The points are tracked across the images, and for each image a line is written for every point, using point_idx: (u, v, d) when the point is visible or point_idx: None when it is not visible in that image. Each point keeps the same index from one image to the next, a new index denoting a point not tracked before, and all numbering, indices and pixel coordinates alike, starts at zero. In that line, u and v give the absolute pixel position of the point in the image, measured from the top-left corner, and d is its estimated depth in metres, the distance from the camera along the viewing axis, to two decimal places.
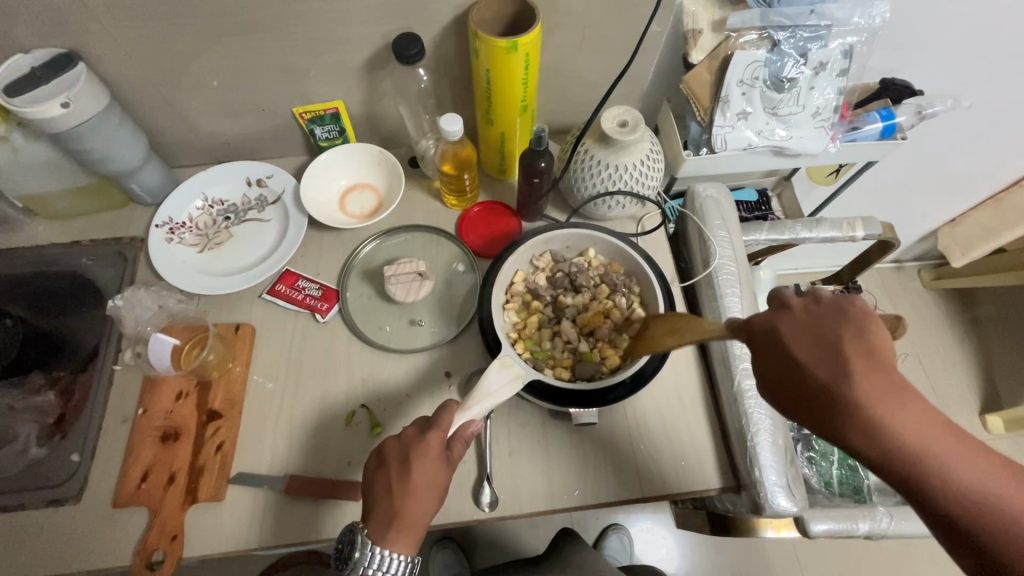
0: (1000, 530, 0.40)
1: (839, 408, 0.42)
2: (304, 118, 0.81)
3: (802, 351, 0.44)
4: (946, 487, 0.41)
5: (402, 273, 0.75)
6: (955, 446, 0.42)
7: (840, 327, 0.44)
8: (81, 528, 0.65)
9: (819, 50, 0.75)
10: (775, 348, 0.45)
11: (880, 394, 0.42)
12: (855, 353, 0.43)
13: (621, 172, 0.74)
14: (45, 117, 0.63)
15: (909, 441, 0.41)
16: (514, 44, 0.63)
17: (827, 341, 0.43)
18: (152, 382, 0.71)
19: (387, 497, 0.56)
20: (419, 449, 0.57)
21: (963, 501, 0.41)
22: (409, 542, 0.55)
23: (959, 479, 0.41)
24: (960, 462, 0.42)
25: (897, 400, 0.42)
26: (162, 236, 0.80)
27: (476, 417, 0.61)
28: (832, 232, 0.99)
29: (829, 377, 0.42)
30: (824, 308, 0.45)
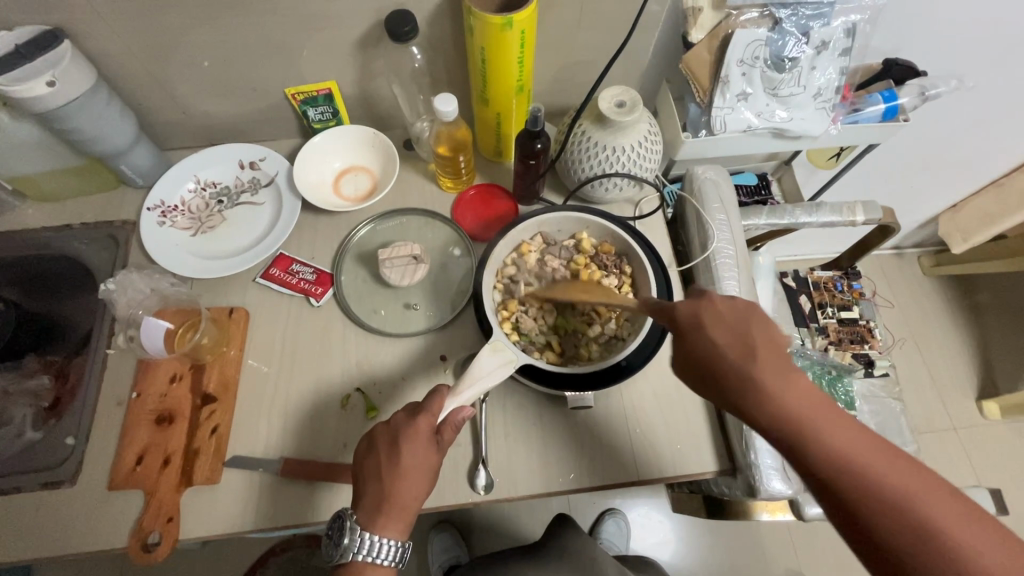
0: (892, 515, 0.42)
1: (741, 385, 0.47)
2: (297, 98, 0.80)
3: (719, 336, 0.48)
4: (846, 473, 0.44)
5: (397, 256, 0.75)
6: (852, 434, 0.46)
7: (751, 320, 0.48)
8: (76, 510, 0.65)
9: (821, 29, 0.73)
10: (694, 333, 0.49)
11: (777, 379, 0.47)
12: (760, 340, 0.48)
13: (618, 154, 0.73)
14: (31, 97, 0.62)
15: (804, 422, 0.46)
16: (509, 21, 0.62)
17: (738, 330, 0.48)
18: (146, 365, 0.71)
19: (377, 481, 0.56)
20: (407, 434, 0.56)
21: (859, 489, 0.44)
22: (400, 526, 0.55)
23: (857, 467, 0.44)
24: (852, 448, 0.45)
25: (791, 381, 0.47)
26: (155, 219, 0.79)
27: (465, 401, 0.60)
28: (832, 216, 0.98)
29: (736, 358, 0.47)
30: (734, 300, 0.50)
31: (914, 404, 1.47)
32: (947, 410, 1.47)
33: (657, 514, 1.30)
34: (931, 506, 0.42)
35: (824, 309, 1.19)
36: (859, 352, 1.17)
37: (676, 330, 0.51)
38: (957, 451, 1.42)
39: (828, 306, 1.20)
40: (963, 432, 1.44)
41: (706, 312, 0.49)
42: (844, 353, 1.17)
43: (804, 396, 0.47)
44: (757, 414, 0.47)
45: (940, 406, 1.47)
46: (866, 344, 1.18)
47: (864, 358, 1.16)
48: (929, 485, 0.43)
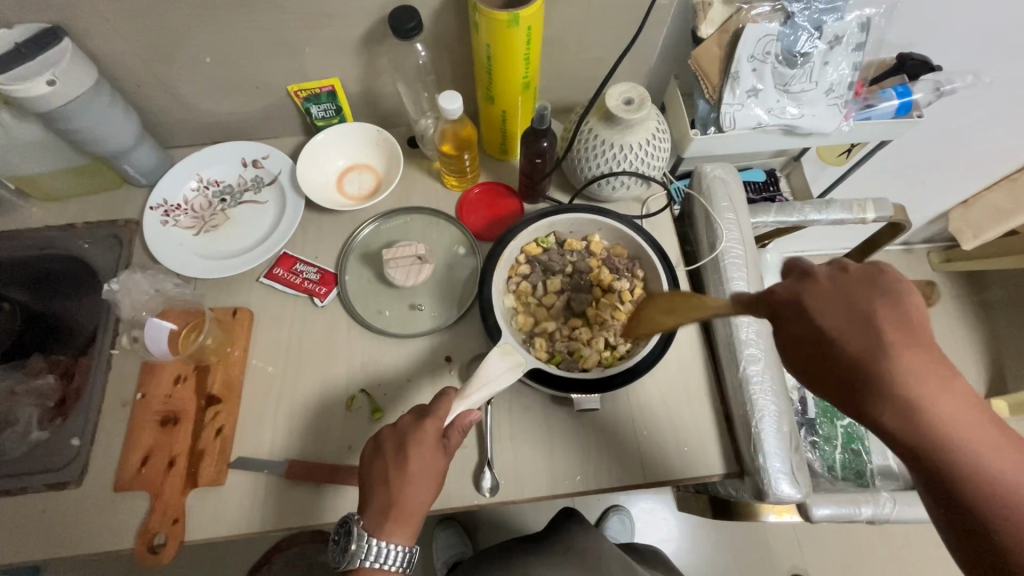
0: (1002, 500, 0.40)
1: (871, 384, 0.40)
2: (299, 96, 0.79)
3: (831, 324, 0.40)
4: (961, 465, 0.41)
5: (402, 256, 0.74)
6: (973, 415, 0.41)
7: (863, 296, 0.41)
8: (82, 511, 0.65)
9: (834, 23, 0.71)
10: (796, 322, 0.41)
11: (916, 375, 0.40)
12: (881, 318, 0.40)
13: (626, 152, 0.72)
14: (32, 97, 0.61)
15: (938, 418, 0.40)
16: (515, 17, 0.60)
17: (853, 313, 0.40)
18: (151, 367, 0.71)
19: (384, 485, 0.55)
20: (415, 438, 0.56)
21: (973, 478, 0.41)
22: (406, 531, 0.55)
23: (972, 452, 0.41)
24: (969, 431, 0.41)
25: (926, 372, 0.40)
26: (158, 219, 0.79)
27: (473, 406, 0.59)
28: (842, 213, 0.97)
29: (859, 351, 0.40)
30: (845, 273, 0.42)
31: None
32: None
33: (661, 510, 1.30)
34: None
35: None
36: None
37: (773, 316, 0.43)
38: None
39: None
40: None
41: (810, 295, 0.41)
42: None
43: (937, 384, 0.40)
44: (879, 410, 0.40)
45: None
46: None
47: None
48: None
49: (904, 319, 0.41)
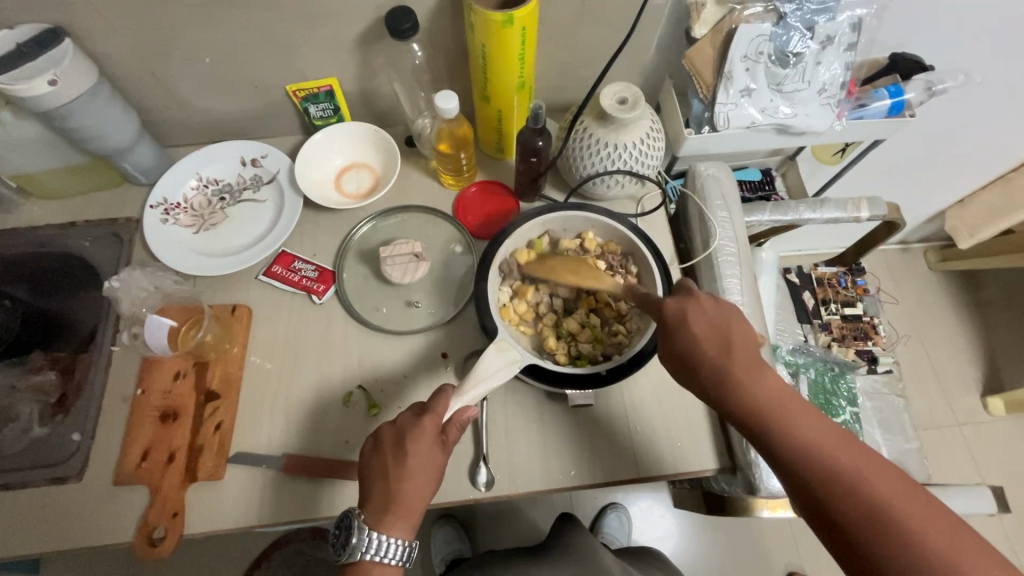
0: (844, 488, 0.49)
1: (716, 380, 0.52)
2: (297, 95, 0.80)
3: (699, 334, 0.52)
4: (802, 454, 0.51)
5: (398, 253, 0.75)
6: (805, 419, 0.52)
7: (728, 316, 0.53)
8: (82, 505, 0.66)
9: (826, 23, 0.72)
10: (676, 329, 0.53)
11: (746, 383, 0.52)
12: (737, 336, 0.52)
13: (621, 151, 0.73)
14: (33, 95, 0.62)
15: (769, 415, 0.52)
16: (510, 17, 0.61)
17: (717, 327, 0.53)
18: (150, 363, 0.72)
19: (383, 480, 0.56)
20: (414, 433, 0.57)
21: (819, 470, 0.50)
22: (406, 525, 0.56)
23: (809, 447, 0.51)
24: (813, 432, 0.51)
25: (762, 378, 0.52)
26: (158, 217, 0.80)
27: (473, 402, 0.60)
28: (837, 212, 0.98)
29: (716, 356, 0.52)
30: (717, 301, 0.54)
31: (917, 400, 1.46)
32: (950, 406, 1.46)
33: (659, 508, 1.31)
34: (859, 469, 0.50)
35: (828, 305, 1.19)
36: (861, 348, 1.17)
37: (662, 326, 0.55)
38: (959, 446, 1.42)
39: (831, 303, 1.19)
40: (967, 428, 1.44)
41: (691, 310, 0.54)
42: (847, 348, 1.17)
43: (768, 390, 0.53)
44: (725, 403, 0.53)
45: (943, 402, 1.46)
46: (869, 340, 1.18)
47: (867, 355, 1.16)
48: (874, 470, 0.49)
49: (752, 339, 0.53)
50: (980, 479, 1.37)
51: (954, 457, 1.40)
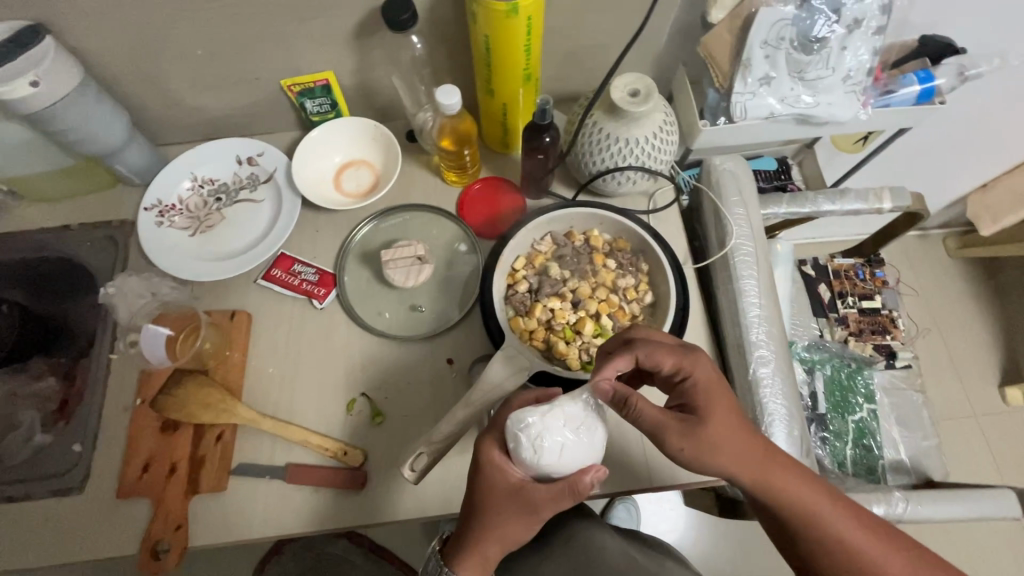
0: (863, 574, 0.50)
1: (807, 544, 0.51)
2: (293, 90, 0.76)
3: (497, 513, 0.51)
4: (714, 441, 0.49)
5: (401, 257, 0.73)
6: (779, 472, 0.51)
7: (512, 516, 0.50)
8: (86, 517, 0.65)
9: (854, 6, 0.67)
10: (504, 505, 0.50)
11: (781, 470, 0.51)
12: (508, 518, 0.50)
13: (632, 146, 0.69)
14: (14, 98, 0.59)
15: (798, 505, 0.51)
16: (514, 7, 0.57)
17: (516, 502, 0.50)
18: (147, 375, 0.70)
19: (473, 518, 0.52)
20: (547, 500, 0.49)
21: (808, 530, 0.51)
22: (520, 519, 0.50)
23: (831, 520, 0.51)
24: (791, 483, 0.51)
25: (788, 483, 0.51)
26: (153, 220, 0.77)
27: (593, 457, 0.50)
28: (856, 204, 0.94)
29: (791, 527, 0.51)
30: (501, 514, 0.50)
31: (933, 391, 1.43)
32: (968, 396, 1.43)
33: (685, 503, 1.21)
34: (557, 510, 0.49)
35: (845, 298, 1.15)
36: (880, 342, 1.12)
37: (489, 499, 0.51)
38: (976, 438, 1.39)
39: (848, 296, 1.15)
40: (985, 419, 1.41)
41: (500, 507, 0.51)
42: (865, 344, 1.12)
43: (792, 483, 0.51)
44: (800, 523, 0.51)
45: (960, 393, 1.43)
46: (887, 335, 1.13)
47: (885, 349, 1.12)
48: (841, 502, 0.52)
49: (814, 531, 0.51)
50: (994, 470, 1.36)
51: (970, 447, 1.38)
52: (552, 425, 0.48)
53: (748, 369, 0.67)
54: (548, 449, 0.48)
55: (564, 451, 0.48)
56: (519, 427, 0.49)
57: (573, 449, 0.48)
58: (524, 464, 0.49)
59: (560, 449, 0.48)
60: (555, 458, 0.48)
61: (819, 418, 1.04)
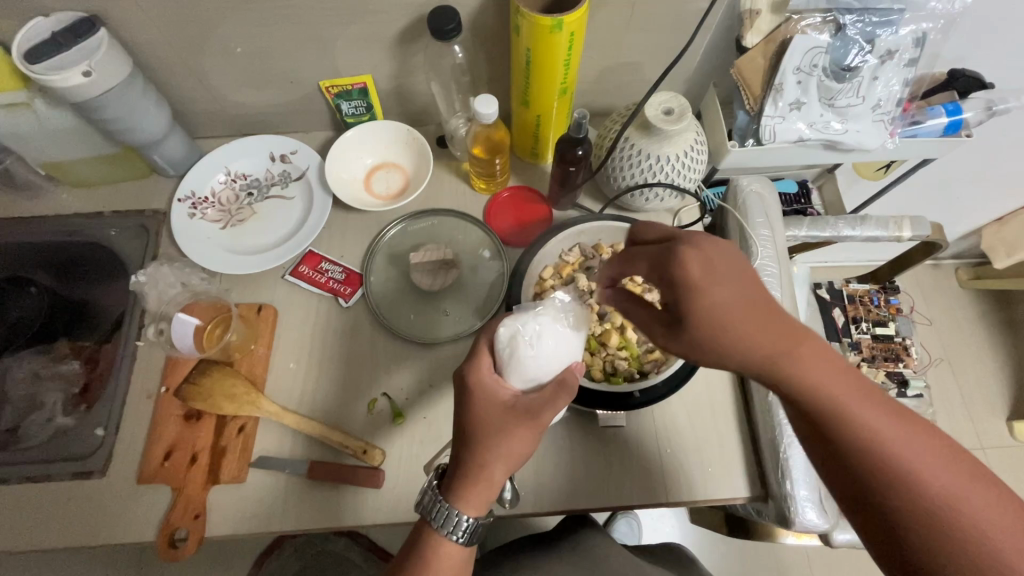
0: (925, 511, 0.40)
1: (849, 452, 0.42)
2: (330, 91, 0.78)
3: (502, 427, 0.49)
4: (719, 310, 0.41)
5: (429, 258, 0.77)
6: (802, 349, 0.42)
7: (519, 428, 0.49)
8: (105, 501, 0.66)
9: (888, 37, 0.68)
10: (509, 424, 0.49)
11: (803, 349, 0.42)
12: (516, 439, 0.49)
13: (663, 163, 0.70)
14: (67, 86, 0.61)
15: (825, 394, 0.42)
16: (559, 23, 0.58)
17: (520, 412, 0.50)
18: (174, 362, 0.71)
19: (471, 441, 0.50)
20: (547, 402, 0.51)
21: (847, 431, 0.42)
22: (528, 432, 0.50)
23: (857, 415, 0.42)
24: (815, 368, 0.42)
25: (817, 362, 0.42)
26: (185, 211, 0.78)
27: (575, 356, 0.57)
28: (876, 230, 0.94)
29: (821, 428, 0.43)
30: (508, 432, 0.49)
31: (941, 422, 1.42)
32: (975, 428, 1.43)
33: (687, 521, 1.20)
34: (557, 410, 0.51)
35: (859, 323, 1.15)
36: (893, 370, 1.14)
37: (485, 420, 0.50)
38: None
39: (862, 321, 1.16)
40: (991, 452, 1.40)
41: (502, 424, 0.49)
42: (877, 370, 1.13)
43: (823, 365, 0.42)
44: (831, 428, 0.42)
45: (968, 425, 1.43)
46: (900, 362, 1.15)
47: (897, 377, 1.13)
48: (908, 419, 0.42)
49: (847, 430, 0.42)
50: None
51: None
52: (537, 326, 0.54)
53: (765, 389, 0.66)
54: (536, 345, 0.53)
55: (556, 344, 0.54)
56: (515, 330, 0.54)
57: (560, 345, 0.55)
58: (522, 367, 0.52)
59: (554, 342, 0.54)
60: (552, 352, 0.54)
61: None
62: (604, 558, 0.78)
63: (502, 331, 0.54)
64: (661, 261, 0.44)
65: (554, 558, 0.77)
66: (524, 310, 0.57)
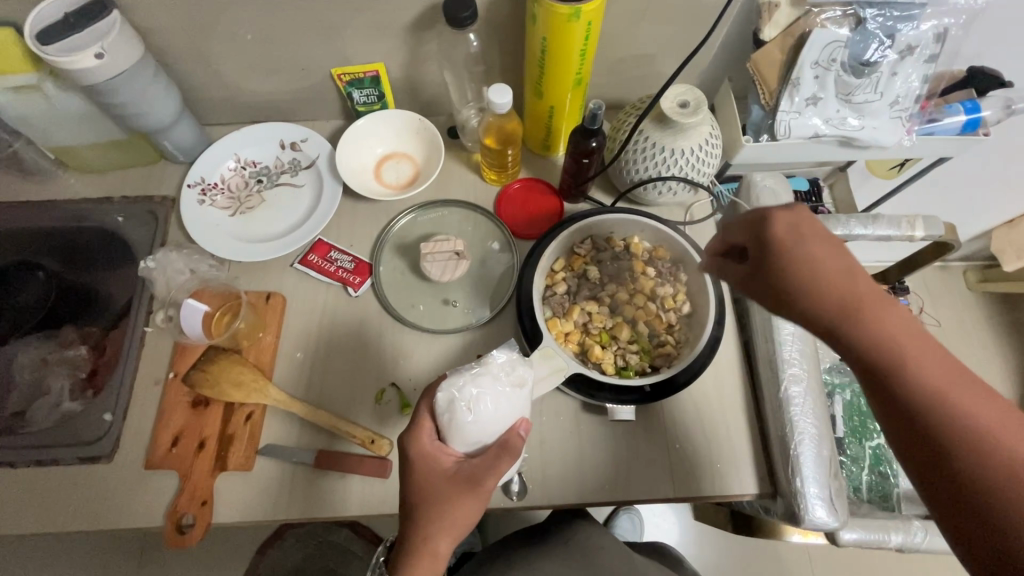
0: (1019, 500, 0.37)
1: (929, 425, 0.41)
2: (342, 79, 0.77)
3: (441, 503, 0.50)
4: (798, 259, 0.44)
5: (439, 251, 0.73)
6: (882, 312, 0.43)
7: (458, 504, 0.49)
8: (112, 486, 0.66)
9: (909, 32, 0.67)
10: (447, 500, 0.50)
11: (884, 313, 0.43)
12: (457, 514, 0.50)
13: (677, 157, 0.69)
14: (77, 68, 0.60)
15: (899, 358, 0.42)
16: (577, 11, 0.58)
17: (457, 486, 0.50)
18: (183, 347, 0.71)
19: (414, 519, 0.50)
20: (487, 469, 0.50)
21: (929, 401, 0.41)
22: (469, 504, 0.50)
23: (945, 391, 0.41)
24: (894, 329, 0.43)
25: (897, 326, 0.43)
26: (195, 197, 0.78)
27: (522, 410, 0.54)
28: (889, 230, 0.93)
29: (903, 401, 0.42)
30: (446, 509, 0.50)
31: None
32: None
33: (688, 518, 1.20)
34: (500, 474, 0.50)
35: None
36: None
37: (424, 498, 0.50)
38: None
39: None
40: None
41: (439, 500, 0.50)
42: None
43: (901, 329, 0.43)
44: (906, 398, 0.42)
45: None
46: None
47: None
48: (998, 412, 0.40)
49: (925, 407, 0.41)
50: None
51: None
52: (478, 387, 0.52)
53: (776, 387, 0.65)
54: (478, 409, 0.51)
55: (497, 406, 0.52)
56: (452, 396, 0.52)
57: (505, 401, 0.53)
58: (462, 435, 0.51)
59: (494, 405, 0.52)
60: (492, 415, 0.52)
61: (838, 442, 1.03)
62: (609, 553, 0.77)
63: (440, 397, 0.52)
64: (750, 222, 0.47)
65: (559, 552, 0.77)
66: (462, 370, 0.54)
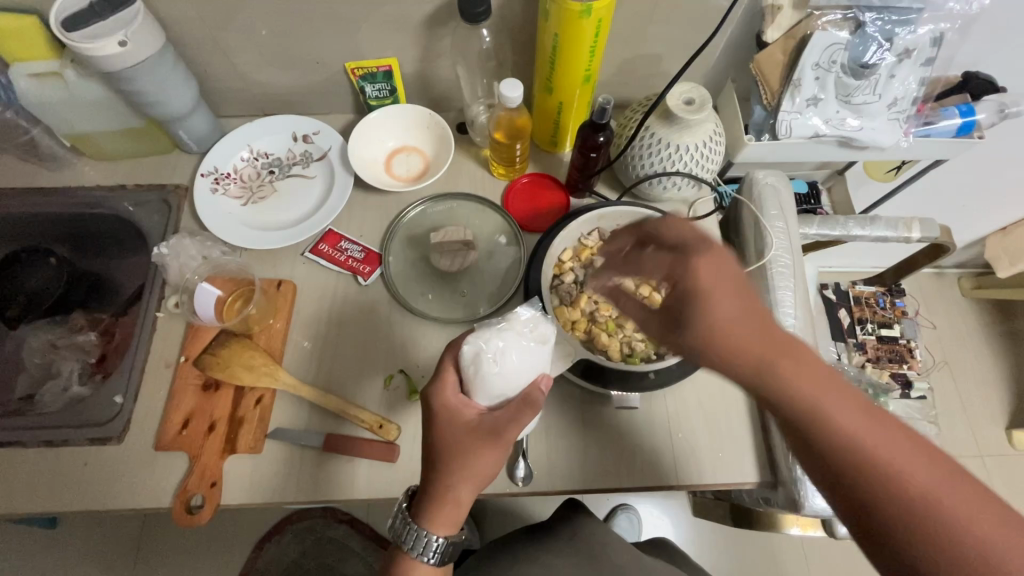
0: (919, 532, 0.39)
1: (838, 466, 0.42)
2: (355, 73, 0.79)
3: (462, 452, 0.51)
4: (709, 309, 0.44)
5: (449, 240, 0.76)
6: (795, 355, 0.44)
7: (481, 453, 0.51)
8: (122, 467, 0.67)
9: (906, 36, 0.70)
10: (471, 448, 0.51)
11: (790, 359, 0.44)
12: (479, 462, 0.51)
13: (682, 152, 0.71)
14: (100, 55, 0.62)
15: (808, 400, 0.43)
16: (588, 9, 0.60)
17: (481, 435, 0.51)
18: (195, 331, 0.72)
19: (436, 469, 0.52)
20: (510, 420, 0.51)
21: (832, 440, 0.42)
22: (493, 453, 0.51)
23: (853, 432, 0.42)
24: (799, 374, 0.44)
25: (805, 370, 0.44)
26: (208, 186, 0.80)
27: (542, 368, 0.55)
28: (885, 231, 0.95)
29: (820, 444, 0.43)
30: (468, 457, 0.51)
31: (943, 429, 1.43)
32: (974, 435, 1.44)
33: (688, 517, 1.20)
34: (523, 425, 0.51)
35: (864, 325, 1.18)
36: (896, 371, 1.16)
37: (449, 446, 0.51)
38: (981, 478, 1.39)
39: (868, 322, 1.18)
40: (989, 459, 1.42)
41: (462, 449, 0.51)
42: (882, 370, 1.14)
43: (809, 374, 0.44)
44: (817, 440, 0.43)
45: (968, 432, 1.44)
46: (904, 364, 1.17)
47: (902, 379, 1.15)
48: (910, 442, 0.42)
49: (833, 445, 0.42)
50: None
51: None
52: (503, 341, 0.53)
53: None
54: (504, 362, 0.52)
55: (522, 359, 0.53)
56: (478, 349, 0.52)
57: (529, 357, 0.53)
58: (485, 388, 0.52)
59: (518, 360, 0.53)
60: (517, 368, 0.52)
61: None
62: (610, 543, 0.78)
63: (467, 349, 0.53)
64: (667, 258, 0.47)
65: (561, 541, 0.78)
66: (489, 325, 0.55)
